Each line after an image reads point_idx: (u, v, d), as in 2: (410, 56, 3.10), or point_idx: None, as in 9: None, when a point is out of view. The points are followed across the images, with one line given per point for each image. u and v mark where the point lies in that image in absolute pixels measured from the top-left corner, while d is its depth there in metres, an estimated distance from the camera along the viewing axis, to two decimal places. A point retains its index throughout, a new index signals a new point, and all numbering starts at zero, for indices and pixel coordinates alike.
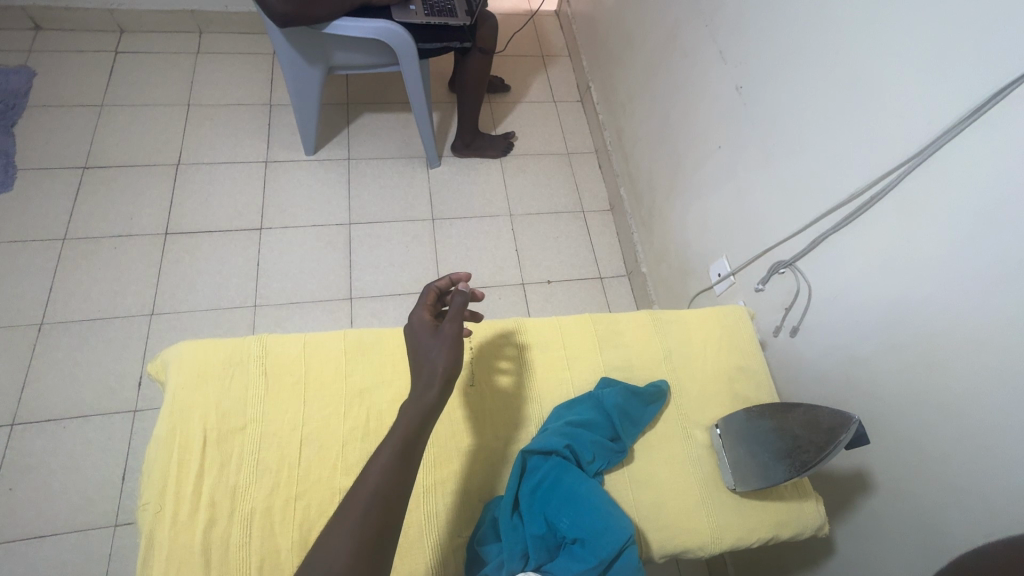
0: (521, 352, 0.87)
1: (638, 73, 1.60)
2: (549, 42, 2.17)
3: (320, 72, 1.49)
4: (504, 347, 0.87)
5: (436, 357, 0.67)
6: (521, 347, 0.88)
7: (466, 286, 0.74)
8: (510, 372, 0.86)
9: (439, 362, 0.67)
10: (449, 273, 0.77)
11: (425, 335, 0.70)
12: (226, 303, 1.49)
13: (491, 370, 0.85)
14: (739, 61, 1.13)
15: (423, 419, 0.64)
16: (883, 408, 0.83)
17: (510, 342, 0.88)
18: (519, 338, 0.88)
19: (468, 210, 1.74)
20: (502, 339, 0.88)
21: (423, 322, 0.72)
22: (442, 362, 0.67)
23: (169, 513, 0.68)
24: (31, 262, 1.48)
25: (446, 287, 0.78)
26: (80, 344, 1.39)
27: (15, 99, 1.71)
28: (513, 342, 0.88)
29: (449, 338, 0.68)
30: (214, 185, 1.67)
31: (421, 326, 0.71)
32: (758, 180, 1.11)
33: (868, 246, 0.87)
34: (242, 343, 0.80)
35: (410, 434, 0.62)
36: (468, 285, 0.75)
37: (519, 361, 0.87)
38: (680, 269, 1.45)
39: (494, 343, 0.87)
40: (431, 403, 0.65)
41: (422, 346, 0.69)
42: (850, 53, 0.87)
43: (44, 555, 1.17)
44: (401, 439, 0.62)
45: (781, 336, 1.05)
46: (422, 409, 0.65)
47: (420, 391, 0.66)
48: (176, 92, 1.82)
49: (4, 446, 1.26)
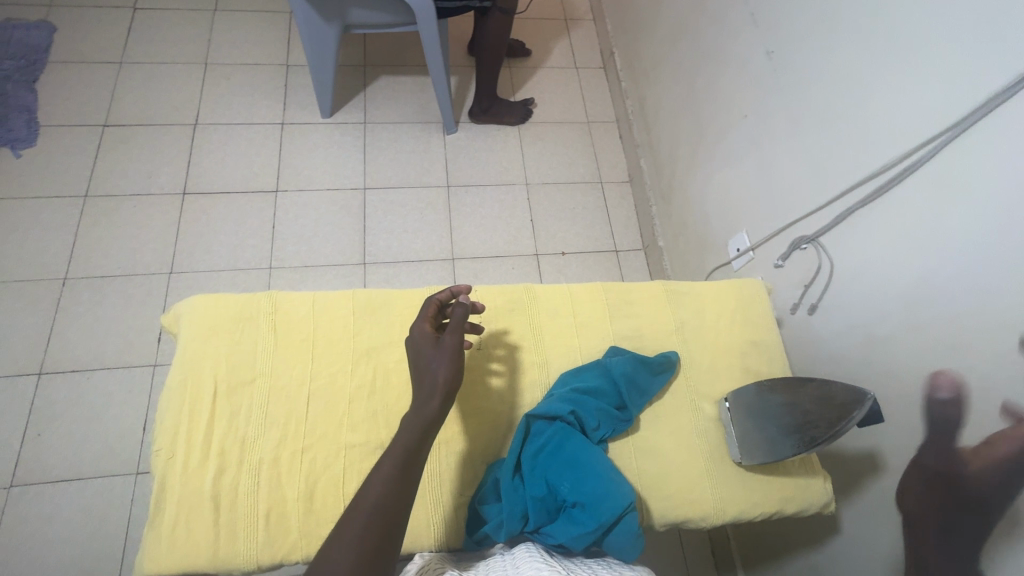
0: (512, 352, 0.84)
1: (665, 37, 1.53)
2: (573, 4, 2.09)
3: (337, 31, 1.46)
4: (494, 348, 0.84)
5: (438, 368, 0.68)
6: (512, 347, 0.84)
7: (466, 299, 0.74)
8: (501, 373, 0.82)
9: (440, 373, 0.67)
10: (449, 287, 0.78)
11: (427, 347, 0.71)
12: (242, 264, 1.51)
13: (483, 370, 0.82)
14: (771, 22, 1.07)
15: (423, 431, 0.64)
16: (899, 390, 0.81)
17: (502, 339, 0.84)
18: (510, 336, 0.85)
19: (484, 177, 1.71)
20: (493, 338, 0.84)
21: (425, 335, 0.72)
22: (443, 372, 0.67)
23: (181, 459, 0.70)
24: (54, 217, 1.51)
25: (447, 300, 0.78)
26: (102, 299, 1.43)
27: (36, 55, 1.72)
28: (504, 341, 0.84)
29: (450, 349, 0.69)
30: (230, 146, 1.66)
31: (422, 338, 0.72)
32: (785, 153, 1.06)
33: (895, 221, 0.83)
34: (252, 299, 0.81)
35: (410, 447, 0.63)
36: (468, 297, 0.75)
37: (511, 361, 0.83)
38: (699, 243, 1.42)
39: (483, 343, 0.84)
40: (432, 414, 0.65)
41: (423, 357, 0.70)
42: (893, 14, 0.81)
43: (71, 497, 1.23)
44: (402, 452, 0.62)
45: (798, 313, 1.03)
46: (422, 421, 0.64)
47: (422, 402, 0.66)
48: (194, 50, 1.80)
49: (32, 393, 1.31)
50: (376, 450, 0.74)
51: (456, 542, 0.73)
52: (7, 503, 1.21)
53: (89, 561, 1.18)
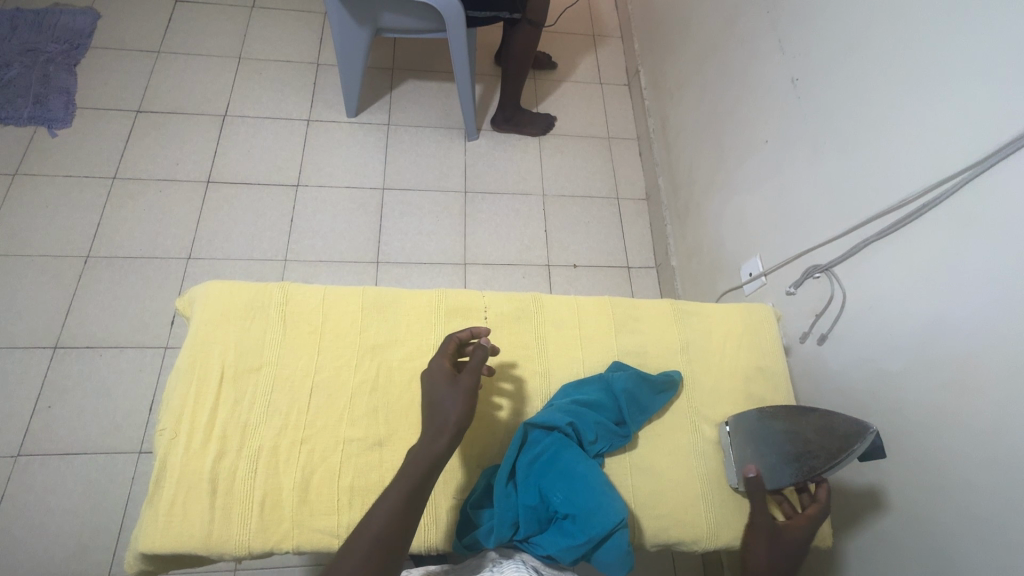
0: (516, 385, 0.82)
1: (691, 58, 1.54)
2: (602, 21, 2.11)
3: (368, 34, 1.50)
4: (497, 378, 0.82)
5: (451, 406, 0.67)
6: (517, 380, 0.83)
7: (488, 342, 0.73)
8: (503, 405, 0.80)
9: (453, 411, 0.66)
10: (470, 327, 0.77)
11: (442, 383, 0.69)
12: (258, 254, 1.53)
13: (485, 402, 0.80)
14: (799, 50, 1.08)
15: (429, 467, 0.63)
16: (907, 426, 0.80)
17: (506, 369, 0.83)
18: (516, 371, 0.83)
19: (502, 185, 1.73)
20: (497, 369, 0.83)
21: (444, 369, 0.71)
22: (456, 411, 0.66)
23: (183, 440, 0.72)
24: (83, 197, 1.56)
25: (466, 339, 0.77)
26: (121, 279, 1.46)
27: (80, 39, 1.78)
28: (510, 374, 0.83)
29: (468, 390, 0.68)
30: (256, 139, 1.70)
31: (438, 372, 0.71)
32: (804, 180, 1.06)
33: (912, 255, 0.81)
34: (265, 289, 0.82)
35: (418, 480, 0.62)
36: (490, 342, 0.75)
37: (515, 395, 0.81)
38: (711, 265, 1.41)
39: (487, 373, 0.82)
40: (440, 451, 0.64)
41: (437, 392, 0.69)
42: (922, 49, 0.81)
43: (75, 471, 1.25)
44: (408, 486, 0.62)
45: (808, 343, 1.01)
46: (430, 455, 0.64)
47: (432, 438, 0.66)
48: (229, 44, 1.85)
49: (46, 366, 1.35)
50: (374, 446, 0.75)
51: (446, 544, 0.73)
52: (14, 471, 1.24)
53: (87, 534, 1.20)
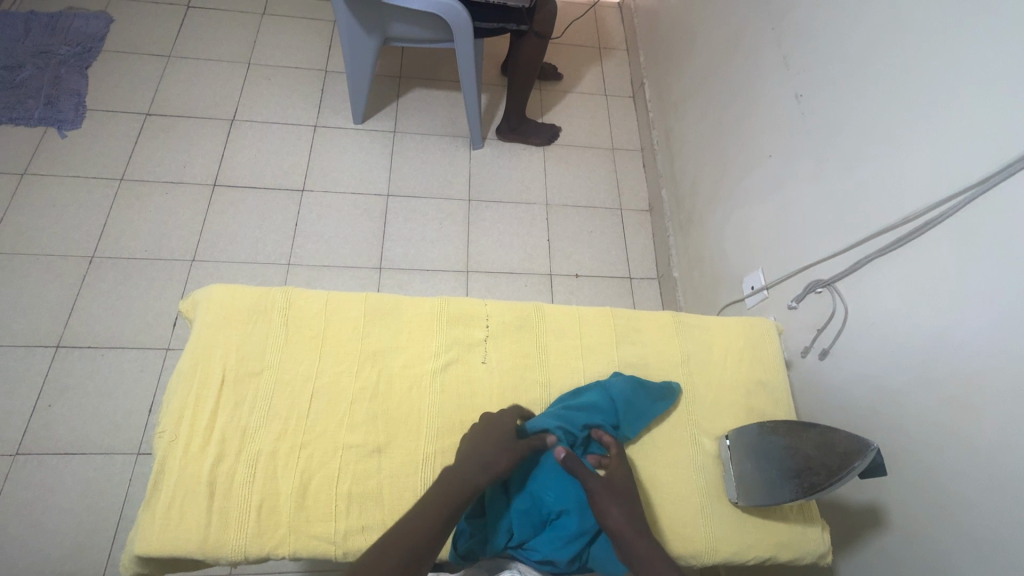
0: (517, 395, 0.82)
1: (696, 72, 1.55)
2: (608, 33, 2.13)
3: (376, 43, 1.51)
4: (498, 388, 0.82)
5: (500, 458, 0.71)
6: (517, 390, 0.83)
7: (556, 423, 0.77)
8: None
9: (501, 463, 0.70)
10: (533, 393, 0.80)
11: (501, 432, 0.73)
12: (261, 258, 1.54)
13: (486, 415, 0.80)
14: (803, 66, 1.09)
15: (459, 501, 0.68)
16: (908, 444, 0.79)
17: (507, 378, 0.83)
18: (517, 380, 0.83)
19: (505, 194, 1.73)
20: (498, 378, 0.83)
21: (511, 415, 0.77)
22: (504, 463, 0.70)
23: (182, 442, 0.72)
24: (90, 197, 1.57)
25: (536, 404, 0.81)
26: (125, 279, 1.47)
27: (92, 42, 1.80)
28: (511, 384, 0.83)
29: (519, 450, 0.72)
30: (263, 143, 1.72)
31: (501, 424, 0.75)
32: (807, 195, 1.06)
33: (914, 272, 0.81)
34: (268, 293, 0.83)
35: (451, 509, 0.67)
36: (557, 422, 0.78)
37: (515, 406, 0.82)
38: (713, 277, 1.41)
39: (487, 382, 0.82)
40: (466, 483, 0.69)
41: (489, 437, 0.73)
42: (926, 69, 0.81)
43: (72, 470, 1.25)
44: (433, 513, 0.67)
45: (809, 357, 1.01)
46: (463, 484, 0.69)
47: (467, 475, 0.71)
48: (239, 49, 1.87)
49: (47, 365, 1.35)
50: (373, 453, 0.75)
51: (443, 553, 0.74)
52: (11, 469, 1.23)
53: (81, 535, 1.19)
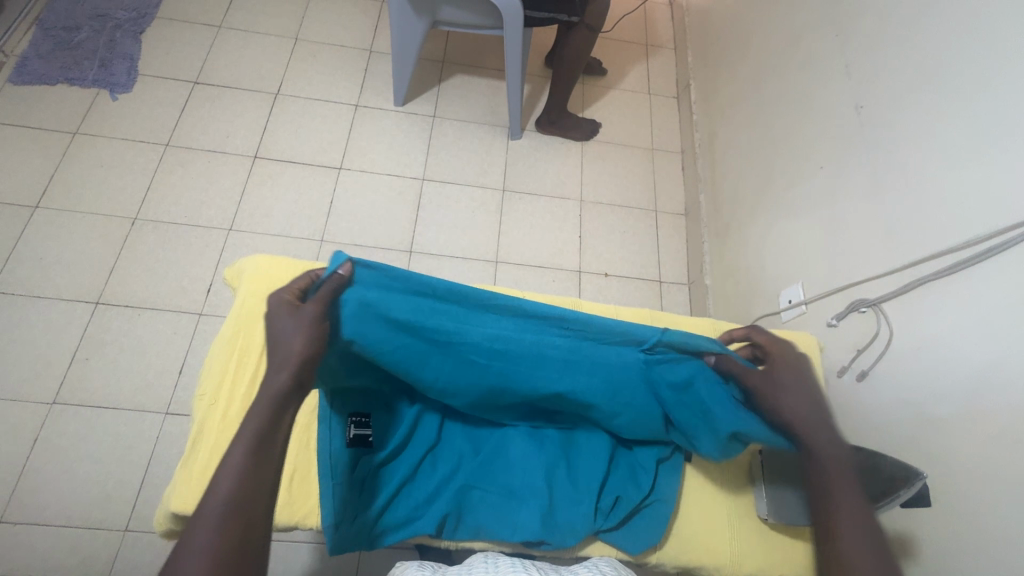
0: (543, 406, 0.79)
1: (747, 75, 1.51)
2: (656, 31, 2.09)
3: (425, 26, 1.51)
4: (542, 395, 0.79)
5: (290, 337, 0.64)
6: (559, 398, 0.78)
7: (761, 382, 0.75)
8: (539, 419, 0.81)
9: (294, 343, 0.64)
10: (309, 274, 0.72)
11: (283, 313, 0.66)
12: (296, 232, 1.56)
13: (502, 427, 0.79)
14: (866, 77, 1.04)
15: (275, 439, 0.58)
16: (948, 475, 0.77)
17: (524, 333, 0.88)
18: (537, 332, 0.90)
19: (540, 187, 1.72)
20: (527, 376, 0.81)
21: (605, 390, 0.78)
22: (297, 340, 0.64)
23: (222, 407, 0.76)
24: (136, 159, 1.61)
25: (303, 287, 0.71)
26: (165, 243, 1.51)
27: (148, 8, 1.84)
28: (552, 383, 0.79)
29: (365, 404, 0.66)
30: (305, 119, 1.73)
31: (279, 305, 0.67)
32: (858, 211, 1.03)
33: (970, 298, 0.78)
34: (312, 268, 0.86)
35: (302, 354, 0.63)
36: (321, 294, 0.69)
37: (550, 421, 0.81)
38: (748, 288, 1.38)
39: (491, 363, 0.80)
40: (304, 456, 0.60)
41: (277, 324, 0.66)
42: (997, 89, 0.78)
43: (104, 424, 1.29)
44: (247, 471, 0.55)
45: (845, 378, 0.98)
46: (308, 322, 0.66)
47: (300, 317, 0.66)
48: (288, 24, 1.89)
49: (87, 319, 1.39)
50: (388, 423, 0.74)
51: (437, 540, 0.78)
52: (48, 417, 1.28)
53: (108, 487, 1.23)
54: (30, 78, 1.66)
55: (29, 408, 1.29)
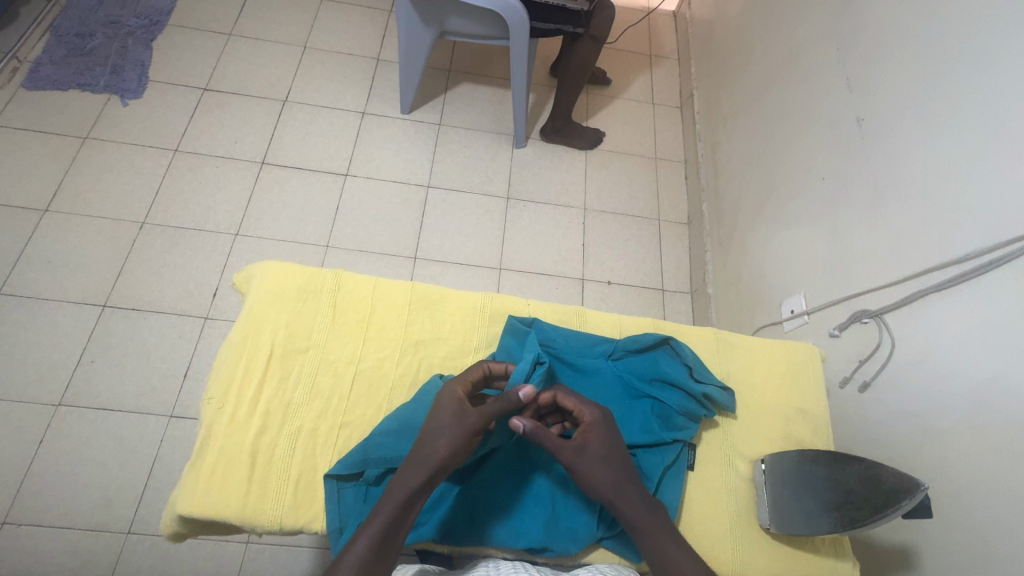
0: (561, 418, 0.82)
1: (750, 87, 1.53)
2: (660, 41, 2.11)
3: (432, 36, 1.54)
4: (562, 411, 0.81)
5: (444, 436, 0.71)
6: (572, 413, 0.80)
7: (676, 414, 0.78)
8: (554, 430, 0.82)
9: (441, 447, 0.70)
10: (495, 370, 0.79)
11: (446, 410, 0.73)
12: (301, 237, 1.58)
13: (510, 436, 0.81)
14: (868, 90, 1.06)
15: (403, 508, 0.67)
16: (950, 487, 0.77)
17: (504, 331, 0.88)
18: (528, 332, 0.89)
19: (544, 195, 1.73)
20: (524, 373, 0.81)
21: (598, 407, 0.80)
22: (445, 445, 0.70)
23: (228, 411, 0.76)
24: (145, 164, 1.63)
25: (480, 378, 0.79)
26: (172, 247, 1.52)
27: (159, 16, 1.86)
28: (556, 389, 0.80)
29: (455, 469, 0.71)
30: (312, 126, 1.75)
31: (449, 397, 0.75)
32: (859, 223, 1.03)
33: (973, 311, 0.78)
34: (319, 274, 0.87)
35: (441, 461, 0.70)
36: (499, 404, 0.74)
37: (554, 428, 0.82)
38: (750, 298, 1.39)
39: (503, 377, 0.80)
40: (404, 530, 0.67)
41: (436, 418, 0.73)
42: (999, 104, 0.79)
43: (108, 426, 1.30)
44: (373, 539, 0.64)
45: (848, 388, 0.99)
46: (463, 432, 0.71)
47: (448, 411, 0.73)
48: (296, 32, 1.92)
49: (94, 322, 1.41)
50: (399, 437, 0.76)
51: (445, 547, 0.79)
52: (53, 419, 1.29)
53: (112, 489, 1.24)
54: (42, 83, 1.69)
55: (35, 410, 1.30)
